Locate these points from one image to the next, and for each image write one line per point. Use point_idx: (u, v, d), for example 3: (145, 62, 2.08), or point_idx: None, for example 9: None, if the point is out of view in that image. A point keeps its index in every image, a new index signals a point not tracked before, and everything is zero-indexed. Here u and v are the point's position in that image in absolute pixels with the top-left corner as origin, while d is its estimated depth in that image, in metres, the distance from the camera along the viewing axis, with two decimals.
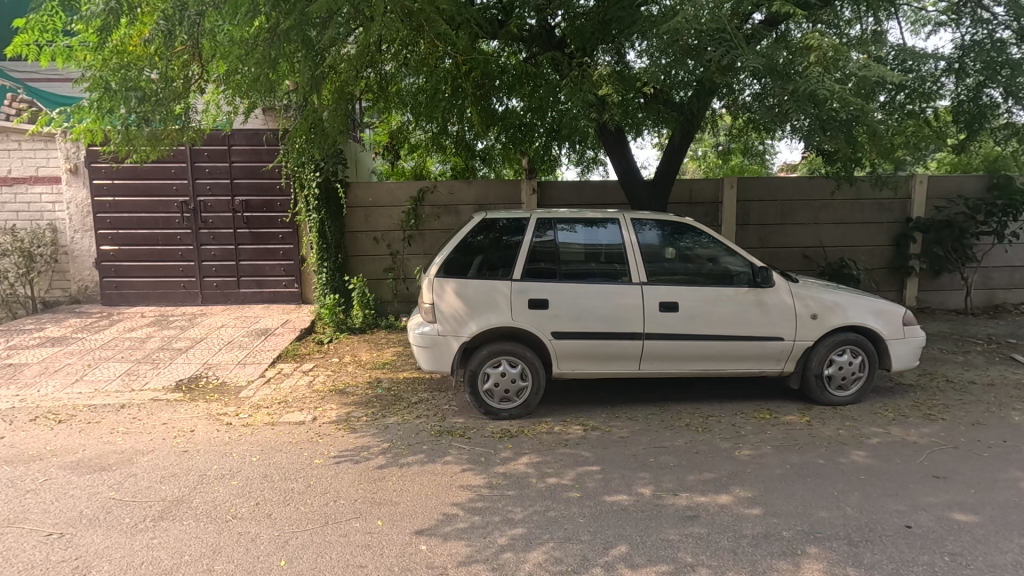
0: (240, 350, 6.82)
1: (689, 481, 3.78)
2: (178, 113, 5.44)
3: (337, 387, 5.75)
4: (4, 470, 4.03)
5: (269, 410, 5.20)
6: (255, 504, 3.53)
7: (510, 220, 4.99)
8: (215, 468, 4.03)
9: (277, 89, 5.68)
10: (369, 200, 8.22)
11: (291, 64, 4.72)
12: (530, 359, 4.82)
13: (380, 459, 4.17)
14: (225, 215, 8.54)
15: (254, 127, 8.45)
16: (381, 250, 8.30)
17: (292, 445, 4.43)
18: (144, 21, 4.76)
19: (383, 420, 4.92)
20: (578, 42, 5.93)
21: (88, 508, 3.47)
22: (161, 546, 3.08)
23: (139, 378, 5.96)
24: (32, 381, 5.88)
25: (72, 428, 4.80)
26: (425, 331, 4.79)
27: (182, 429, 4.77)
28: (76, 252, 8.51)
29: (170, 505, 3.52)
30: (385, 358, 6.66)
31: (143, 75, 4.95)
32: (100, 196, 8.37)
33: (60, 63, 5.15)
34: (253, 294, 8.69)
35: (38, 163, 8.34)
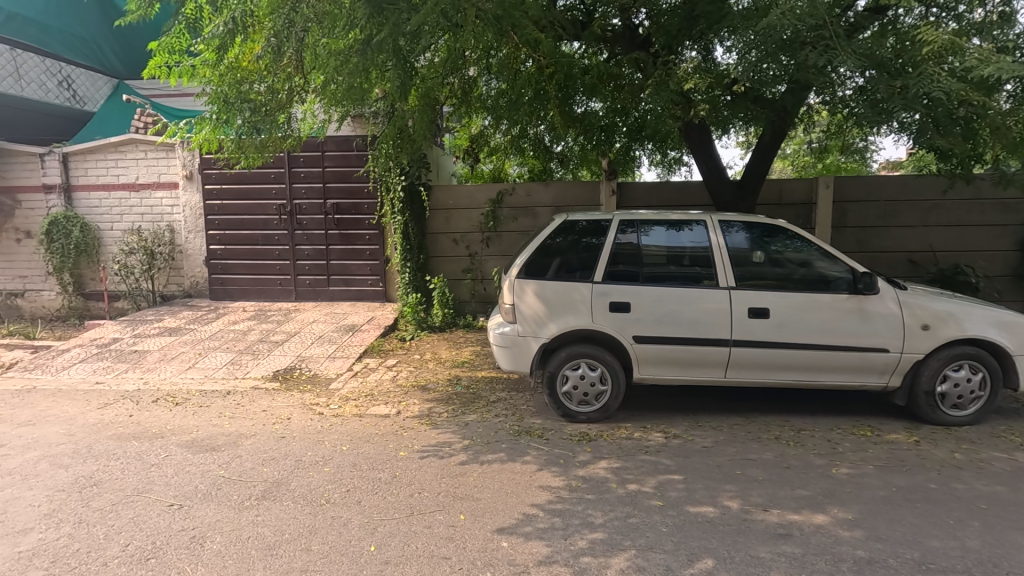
0: (330, 344, 7.24)
1: (779, 497, 3.58)
2: (282, 121, 5.86)
3: (419, 383, 5.96)
4: (133, 444, 4.51)
5: (356, 402, 5.49)
6: (346, 491, 3.73)
7: (591, 222, 4.96)
8: (310, 454, 4.30)
9: (368, 97, 5.95)
10: (450, 203, 8.44)
11: (382, 73, 4.98)
12: (610, 362, 4.76)
13: (461, 455, 4.28)
14: (317, 217, 9.09)
15: (345, 134, 8.94)
16: (460, 252, 8.51)
17: (378, 436, 4.65)
18: (255, 38, 5.16)
19: (463, 417, 5.05)
20: (663, 40, 5.77)
21: (202, 484, 3.82)
22: (263, 524, 3.32)
23: (242, 368, 6.48)
24: (153, 367, 6.55)
25: (187, 410, 5.29)
26: (505, 331, 4.85)
27: (280, 416, 5.13)
28: (190, 251, 9.30)
29: (271, 486, 3.79)
30: (464, 357, 6.82)
31: (257, 89, 5.41)
32: (211, 200, 9.17)
33: (184, 80, 5.74)
34: (341, 291, 9.19)
35: (160, 171, 9.15)
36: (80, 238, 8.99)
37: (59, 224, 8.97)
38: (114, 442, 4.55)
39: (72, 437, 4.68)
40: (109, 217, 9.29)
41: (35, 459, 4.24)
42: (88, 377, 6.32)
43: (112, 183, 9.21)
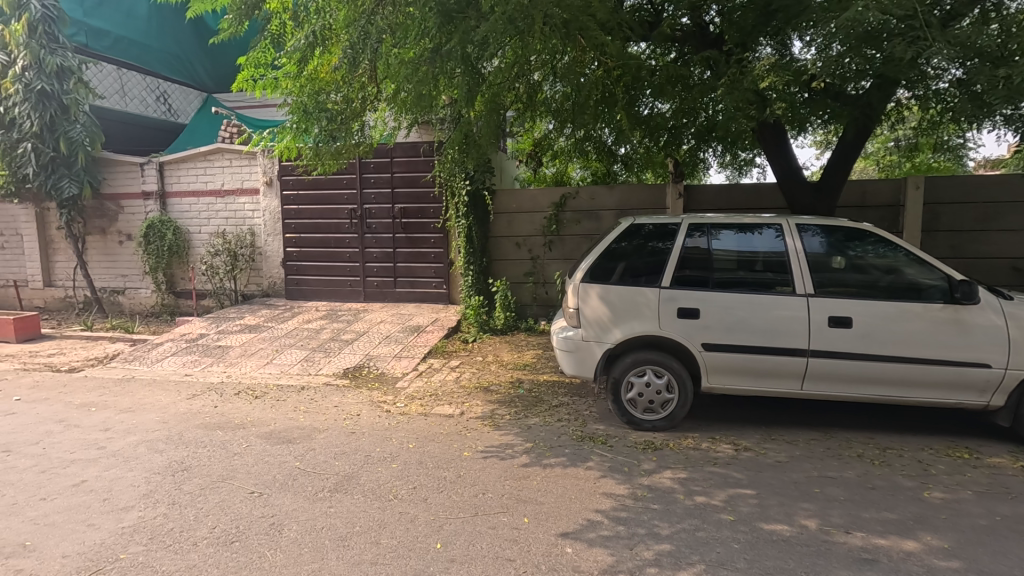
0: (396, 344, 7.47)
1: (863, 519, 3.36)
2: (356, 129, 6.10)
3: (481, 384, 6.04)
4: (218, 433, 4.82)
5: (421, 401, 5.63)
6: (413, 488, 3.82)
7: (657, 225, 4.85)
8: (378, 450, 4.45)
9: (436, 105, 6.11)
10: (513, 207, 8.50)
11: (451, 80, 5.07)
12: (677, 369, 4.62)
13: (524, 458, 4.29)
14: (385, 221, 9.42)
15: (413, 140, 9.21)
16: (523, 255, 8.55)
17: (443, 436, 4.74)
18: (332, 50, 5.45)
19: (525, 420, 5.06)
20: (737, 37, 5.57)
21: (280, 474, 4.03)
22: (335, 515, 3.46)
23: (315, 365, 6.80)
24: (236, 361, 6.99)
25: (266, 403, 5.61)
26: (568, 335, 4.82)
27: (350, 412, 5.34)
28: (268, 253, 9.85)
29: (342, 479, 3.95)
30: (526, 360, 6.84)
31: (333, 98, 5.71)
32: (288, 205, 9.69)
33: (268, 92, 6.13)
34: (407, 293, 9.45)
35: (244, 177, 9.75)
36: (173, 241, 9.75)
37: (155, 228, 9.75)
38: (201, 430, 4.89)
39: (166, 424, 5.07)
40: (197, 221, 10.00)
41: (134, 443, 4.63)
42: (179, 369, 6.83)
43: (201, 190, 9.90)
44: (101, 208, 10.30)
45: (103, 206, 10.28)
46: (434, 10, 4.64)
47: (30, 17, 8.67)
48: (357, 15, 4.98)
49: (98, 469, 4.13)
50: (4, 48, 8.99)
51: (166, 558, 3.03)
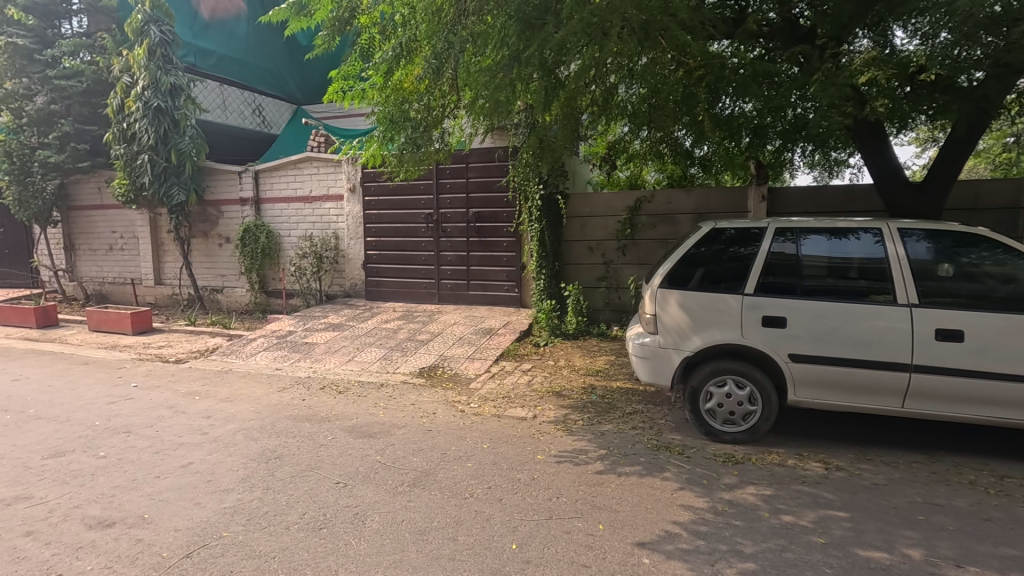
0: (470, 346, 7.62)
1: (977, 553, 3.05)
2: (436, 136, 6.29)
3: (554, 389, 6.03)
4: (306, 425, 5.13)
5: (495, 403, 5.71)
6: (488, 488, 3.88)
7: (740, 230, 4.66)
8: (455, 449, 4.56)
9: (513, 111, 6.19)
10: (586, 211, 8.45)
11: (529, 87, 5.12)
12: (760, 380, 4.40)
13: (598, 465, 4.24)
14: (460, 225, 9.65)
15: (488, 146, 9.39)
16: (595, 259, 8.48)
17: (516, 438, 4.78)
18: (416, 60, 5.70)
19: (599, 426, 5.00)
20: (831, 30, 5.28)
21: (362, 467, 4.22)
22: (414, 509, 3.58)
23: (393, 363, 7.08)
24: (320, 358, 7.40)
25: (348, 398, 5.90)
26: (645, 342, 4.72)
27: (426, 410, 5.51)
28: (350, 255, 10.35)
29: (421, 475, 4.08)
30: (599, 365, 6.77)
31: (415, 107, 5.96)
32: (369, 210, 10.14)
33: (356, 103, 6.47)
34: (479, 296, 9.62)
35: (329, 184, 10.31)
36: (266, 244, 10.47)
37: (251, 231, 10.50)
38: (291, 421, 5.21)
39: (259, 414, 5.44)
40: (288, 225, 10.67)
41: (232, 430, 5.00)
42: (271, 363, 7.32)
43: (291, 196, 10.55)
44: (204, 213, 11.23)
45: (206, 212, 11.21)
46: (514, 18, 4.78)
47: (149, 42, 9.65)
48: (440, 26, 5.22)
49: (202, 453, 4.51)
50: (128, 71, 10.05)
51: (261, 539, 3.25)
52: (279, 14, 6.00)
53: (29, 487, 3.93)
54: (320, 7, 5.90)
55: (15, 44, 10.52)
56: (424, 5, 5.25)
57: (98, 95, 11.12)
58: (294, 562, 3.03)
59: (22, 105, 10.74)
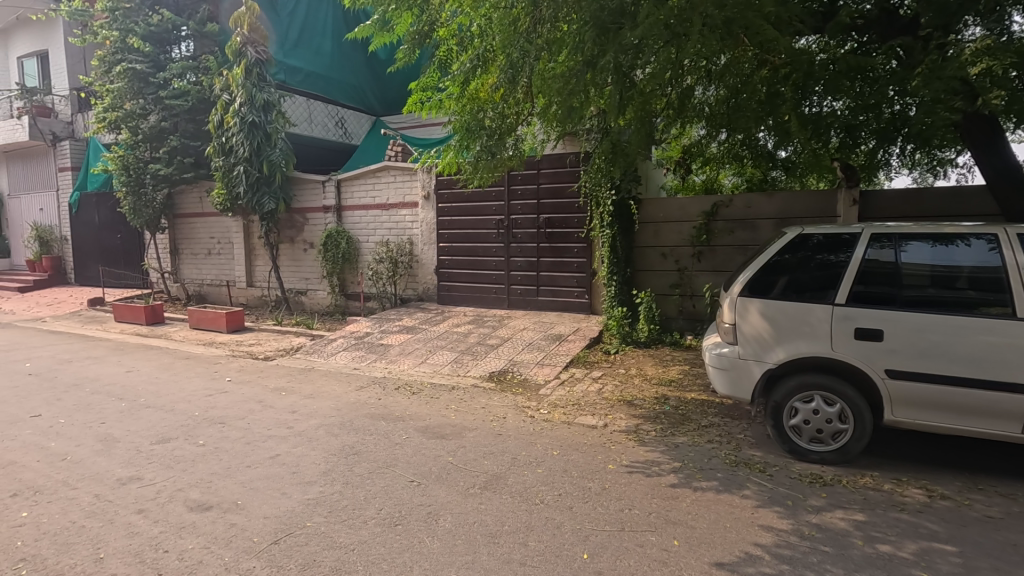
0: (540, 351, 7.62)
1: None
2: (510, 143, 6.36)
3: (625, 398, 5.92)
4: (382, 423, 5.33)
5: (565, 410, 5.67)
6: (558, 494, 3.86)
7: (829, 236, 4.38)
8: (525, 453, 4.57)
9: (586, 117, 6.15)
10: (660, 216, 8.25)
11: (603, 92, 5.07)
12: (851, 397, 4.10)
13: (672, 478, 4.11)
14: (530, 231, 9.72)
15: (559, 152, 9.43)
16: (669, 266, 8.25)
17: (587, 446, 4.72)
18: (491, 70, 5.83)
19: (672, 438, 4.84)
20: (937, 19, 4.89)
21: (435, 467, 4.32)
22: (485, 512, 3.62)
23: (464, 366, 7.21)
24: (395, 359, 7.66)
25: (421, 399, 6.07)
26: (723, 352, 4.53)
27: (497, 415, 5.56)
28: (424, 260, 10.66)
29: (492, 478, 4.12)
30: (672, 376, 6.56)
31: (490, 115, 6.06)
32: (442, 217, 10.41)
33: (433, 113, 6.69)
34: (549, 302, 9.63)
35: (405, 192, 10.69)
36: (346, 249, 10.99)
37: (332, 237, 11.05)
38: (367, 419, 5.43)
39: (339, 411, 5.71)
40: (366, 231, 11.15)
41: (314, 426, 5.28)
42: (349, 363, 7.67)
43: (369, 204, 11.02)
44: (291, 220, 11.95)
45: (293, 219, 11.92)
46: (590, 24, 4.77)
47: (247, 62, 10.47)
48: (516, 36, 5.31)
49: (288, 445, 4.78)
50: (227, 89, 10.90)
51: (342, 531, 3.40)
52: (363, 31, 6.31)
53: (140, 469, 4.33)
54: (402, 22, 6.18)
55: (134, 69, 11.72)
56: (501, 16, 5.35)
57: (202, 112, 12.15)
58: (372, 555, 3.14)
59: (138, 123, 11.93)
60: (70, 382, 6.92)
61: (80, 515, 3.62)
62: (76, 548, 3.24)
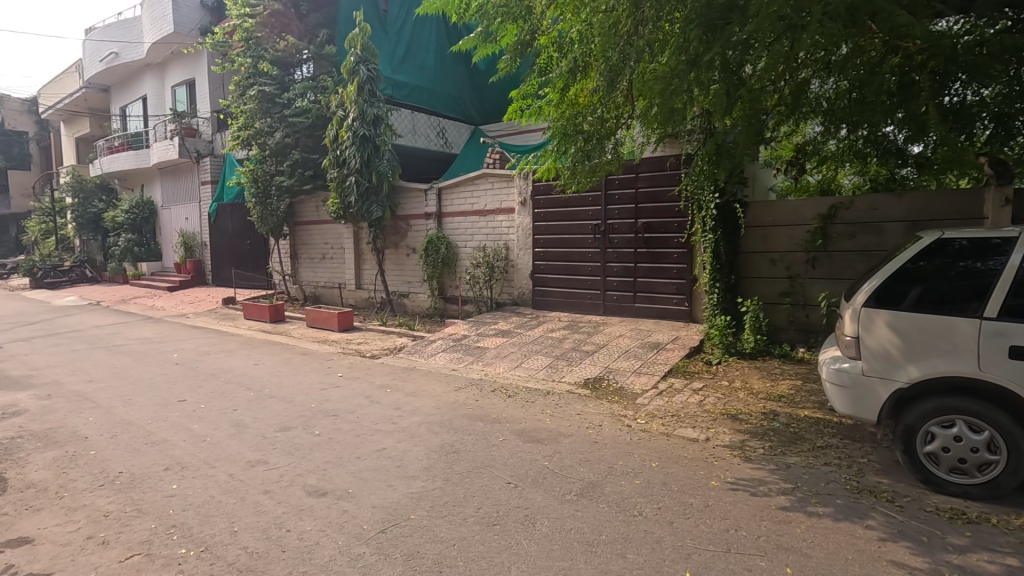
0: (636, 359, 7.44)
1: None
2: (607, 147, 6.28)
3: (729, 412, 5.61)
4: (480, 424, 5.47)
5: (663, 421, 5.49)
6: (658, 508, 3.74)
7: (975, 241, 3.91)
8: (622, 463, 4.48)
9: (690, 118, 5.92)
10: (768, 219, 7.75)
11: (708, 91, 4.87)
12: (1004, 426, 3.58)
13: (782, 500, 3.83)
14: (628, 236, 9.54)
15: (659, 155, 9.19)
16: (779, 273, 7.72)
17: (687, 460, 4.54)
18: (591, 74, 5.80)
19: (783, 458, 4.52)
20: None
21: (532, 470, 4.37)
22: (582, 519, 3.59)
23: (559, 372, 7.22)
24: (492, 362, 7.84)
25: (518, 402, 6.15)
26: (843, 368, 4.16)
27: (593, 422, 5.49)
28: (519, 265, 10.79)
29: (588, 486, 4.08)
30: (782, 391, 6.12)
31: (588, 120, 6.03)
32: (538, 223, 10.50)
33: (532, 119, 6.76)
34: (646, 309, 9.40)
35: (502, 198, 10.92)
36: (445, 254, 11.42)
37: (433, 243, 11.52)
38: (466, 419, 5.60)
39: (439, 410, 5.95)
40: (464, 237, 11.50)
41: (416, 423, 5.53)
42: (448, 364, 7.97)
43: (468, 210, 11.37)
44: (396, 227, 12.62)
45: (398, 225, 12.59)
46: (697, 22, 4.61)
47: (359, 80, 11.23)
48: (616, 38, 5.23)
49: (393, 440, 5.05)
50: (342, 106, 11.75)
51: (443, 526, 3.53)
52: (468, 44, 6.54)
53: (266, 453, 4.78)
54: (506, 34, 6.32)
55: (264, 91, 12.99)
56: (601, 20, 5.30)
57: (320, 128, 13.21)
58: (471, 552, 3.22)
59: (266, 140, 13.21)
60: (209, 371, 7.79)
61: (218, 491, 4.07)
62: (214, 520, 3.64)
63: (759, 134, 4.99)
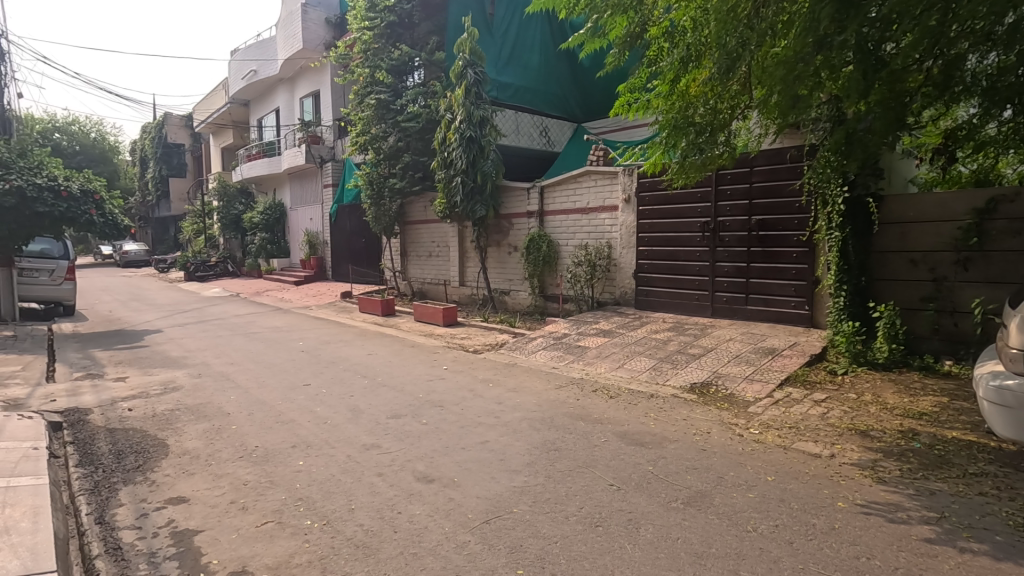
0: (748, 365, 6.99)
1: None
2: (720, 139, 5.94)
3: (857, 427, 5.09)
4: (581, 423, 5.42)
5: (780, 432, 5.10)
6: (775, 525, 3.47)
7: None
8: (733, 474, 4.22)
9: (815, 105, 5.41)
10: (908, 215, 6.94)
11: (842, 75, 4.43)
12: None
13: (925, 531, 3.39)
14: (740, 234, 8.98)
15: (777, 147, 8.57)
16: (921, 275, 6.87)
17: (809, 477, 4.17)
18: (704, 63, 5.50)
19: (925, 483, 4.01)
20: None
21: (635, 474, 4.25)
22: (690, 529, 3.43)
23: (663, 374, 6.98)
24: (593, 362, 7.76)
25: (620, 404, 6.02)
26: (1006, 386, 3.61)
27: (700, 429, 5.23)
28: (622, 264, 10.55)
29: (696, 495, 3.89)
30: (923, 407, 5.44)
31: (700, 111, 5.71)
32: (642, 220, 10.21)
33: (640, 113, 6.54)
34: (759, 311, 8.80)
35: (605, 195, 10.73)
36: (546, 252, 11.46)
37: (535, 242, 11.59)
38: (567, 418, 5.58)
39: (541, 407, 5.97)
40: (565, 235, 11.46)
41: (518, 418, 5.60)
42: (549, 362, 8.00)
43: (570, 209, 11.30)
44: (498, 225, 12.85)
45: (500, 224, 12.81)
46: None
47: (467, 83, 11.60)
48: (735, 23, 4.92)
49: (496, 434, 5.15)
50: (450, 109, 12.18)
51: (545, 522, 3.54)
52: (575, 39, 6.43)
53: (379, 438, 5.09)
54: (616, 26, 6.18)
55: (380, 99, 13.82)
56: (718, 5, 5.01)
57: (429, 132, 13.79)
58: (573, 551, 3.20)
59: (380, 144, 14.07)
60: (329, 360, 8.45)
61: (338, 470, 4.39)
62: (334, 496, 3.94)
63: (901, 119, 4.44)
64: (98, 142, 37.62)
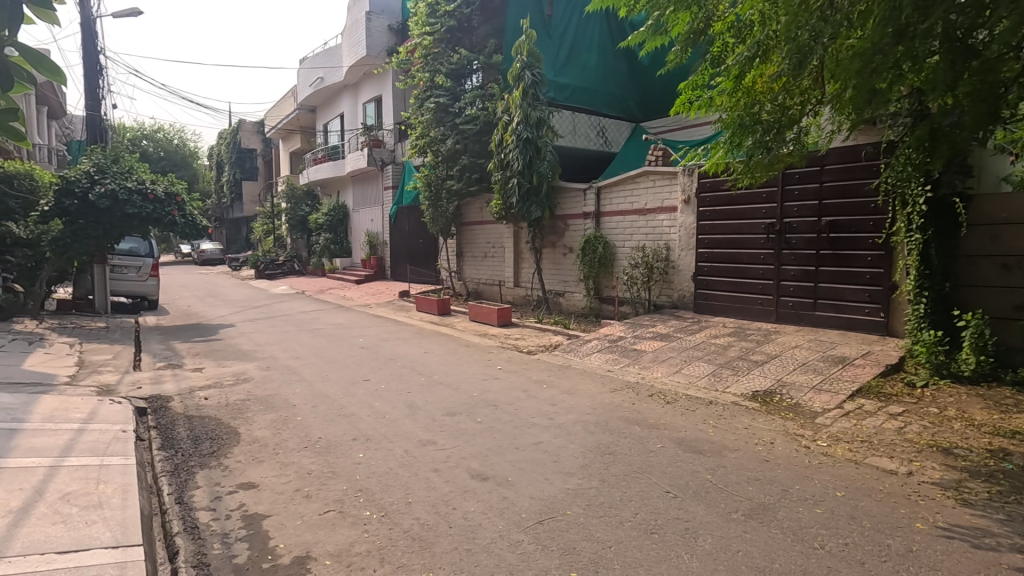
0: (816, 374, 6.65)
1: None
2: (789, 136, 5.68)
3: (939, 444, 4.74)
4: (636, 428, 5.33)
5: (851, 446, 4.82)
6: (844, 544, 3.29)
7: None
8: (800, 488, 4.02)
9: (894, 98, 5.09)
10: (1000, 216, 6.44)
11: (926, 68, 4.13)
12: None
13: (1018, 560, 3.12)
14: (808, 236, 8.57)
15: (851, 144, 8.12)
16: (1016, 281, 6.34)
17: (884, 495, 3.92)
18: (771, 58, 5.26)
19: (1018, 508, 3.68)
20: None
21: (693, 482, 4.13)
22: (751, 542, 3.30)
23: (722, 381, 6.75)
24: (649, 366, 7.60)
25: (677, 410, 5.87)
26: None
27: (763, 439, 5.02)
28: (680, 266, 10.29)
29: (758, 507, 3.74)
30: (1016, 425, 5.00)
31: (768, 108, 5.41)
32: (702, 221, 9.92)
33: (702, 111, 6.32)
34: (829, 318, 8.36)
35: (664, 196, 10.50)
36: (602, 253, 11.33)
37: (591, 243, 11.48)
38: (621, 422, 5.49)
39: (595, 410, 5.91)
40: (622, 236, 11.30)
41: (572, 420, 5.57)
42: (604, 364, 7.91)
43: (627, 210, 11.13)
44: (553, 226, 12.82)
45: (556, 225, 12.77)
46: None
47: (524, 85, 11.64)
48: (807, 16, 4.71)
49: (550, 435, 5.14)
50: (507, 111, 12.26)
51: (599, 526, 3.50)
52: (635, 38, 6.34)
53: (435, 435, 5.19)
54: (678, 23, 6.04)
55: (439, 103, 14.11)
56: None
57: (486, 134, 13.91)
58: (628, 557, 3.15)
59: (439, 146, 14.36)
60: (388, 356, 8.69)
61: (396, 464, 4.52)
62: (392, 489, 4.05)
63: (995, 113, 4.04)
64: (181, 148, 40.37)
